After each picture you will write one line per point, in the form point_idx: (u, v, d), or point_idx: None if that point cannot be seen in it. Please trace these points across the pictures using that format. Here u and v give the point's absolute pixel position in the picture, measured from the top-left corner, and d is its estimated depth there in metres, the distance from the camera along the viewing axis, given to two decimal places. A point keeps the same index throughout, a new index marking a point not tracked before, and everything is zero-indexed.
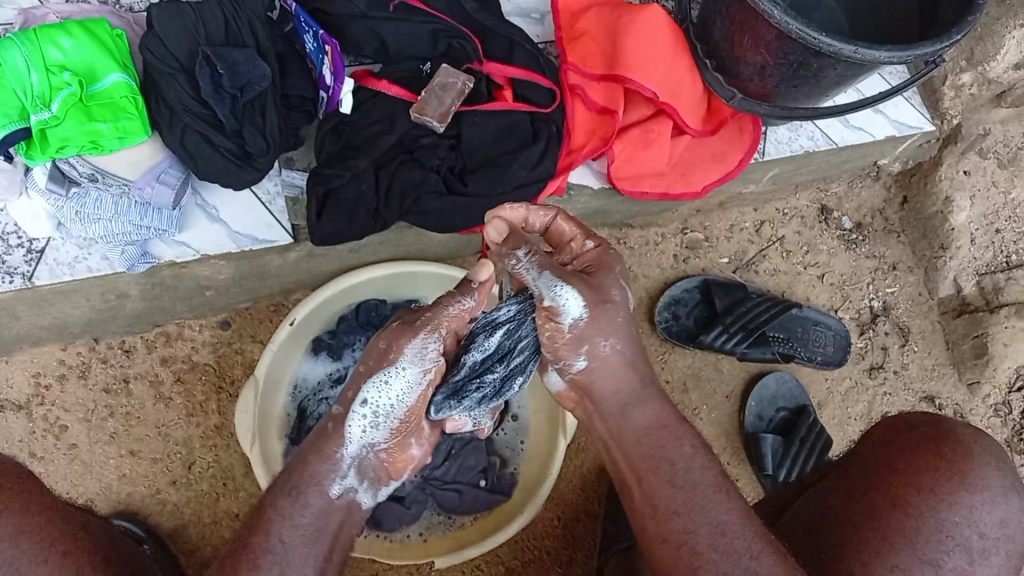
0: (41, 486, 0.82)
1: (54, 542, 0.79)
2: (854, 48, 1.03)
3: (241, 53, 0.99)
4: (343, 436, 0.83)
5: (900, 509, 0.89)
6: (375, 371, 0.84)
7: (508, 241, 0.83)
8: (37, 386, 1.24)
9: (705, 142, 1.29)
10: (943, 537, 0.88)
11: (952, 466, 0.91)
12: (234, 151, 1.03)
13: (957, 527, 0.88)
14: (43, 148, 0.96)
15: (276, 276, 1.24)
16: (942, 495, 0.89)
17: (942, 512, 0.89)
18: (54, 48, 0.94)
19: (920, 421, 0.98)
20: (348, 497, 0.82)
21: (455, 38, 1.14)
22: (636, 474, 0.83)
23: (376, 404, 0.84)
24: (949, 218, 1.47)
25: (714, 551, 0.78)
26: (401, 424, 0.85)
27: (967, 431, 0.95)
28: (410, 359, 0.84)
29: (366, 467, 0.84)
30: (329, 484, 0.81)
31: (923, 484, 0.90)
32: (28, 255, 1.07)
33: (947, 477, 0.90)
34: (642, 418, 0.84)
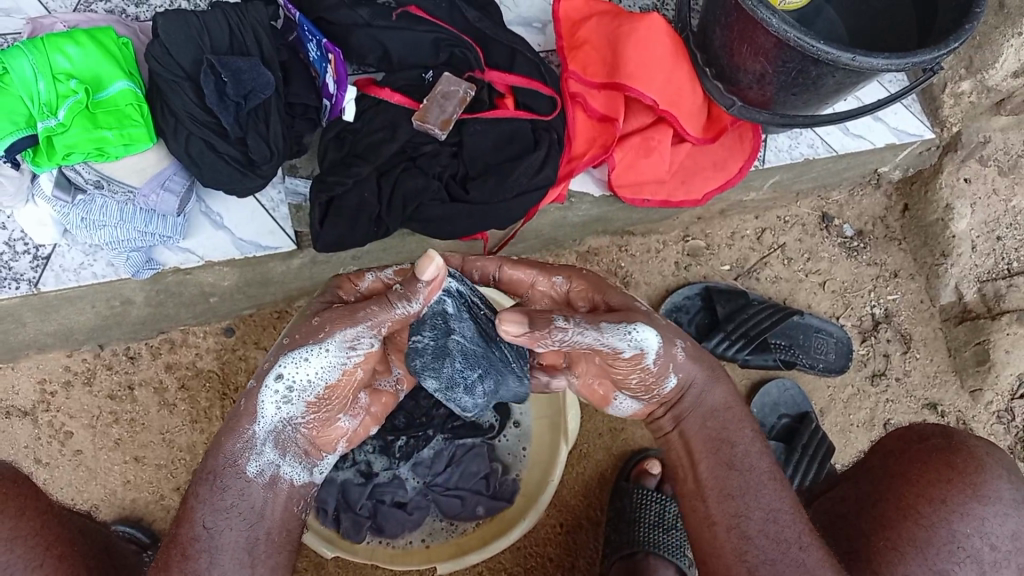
0: (37, 491, 0.83)
1: (48, 546, 0.80)
2: (852, 56, 1.03)
3: (245, 61, 1.00)
4: (256, 412, 0.83)
5: (910, 519, 0.90)
6: (297, 346, 0.82)
7: (539, 323, 0.82)
8: (43, 393, 1.24)
9: (705, 149, 1.30)
10: (955, 548, 0.88)
11: (964, 477, 0.91)
12: (238, 158, 1.05)
13: (969, 538, 0.88)
14: (49, 156, 0.97)
15: (280, 283, 1.25)
16: (953, 506, 0.89)
17: (953, 523, 0.89)
18: (60, 56, 0.95)
19: (932, 432, 0.97)
20: (270, 475, 0.83)
21: (457, 47, 1.16)
22: (692, 458, 0.89)
23: (292, 379, 0.82)
24: (950, 226, 1.48)
25: (763, 536, 0.83)
26: (317, 399, 0.84)
27: (978, 443, 0.95)
28: (336, 341, 0.82)
29: (285, 442, 0.84)
30: (245, 463, 0.82)
31: (935, 494, 0.90)
32: (34, 261, 1.08)
33: (959, 489, 0.90)
34: (710, 401, 0.89)
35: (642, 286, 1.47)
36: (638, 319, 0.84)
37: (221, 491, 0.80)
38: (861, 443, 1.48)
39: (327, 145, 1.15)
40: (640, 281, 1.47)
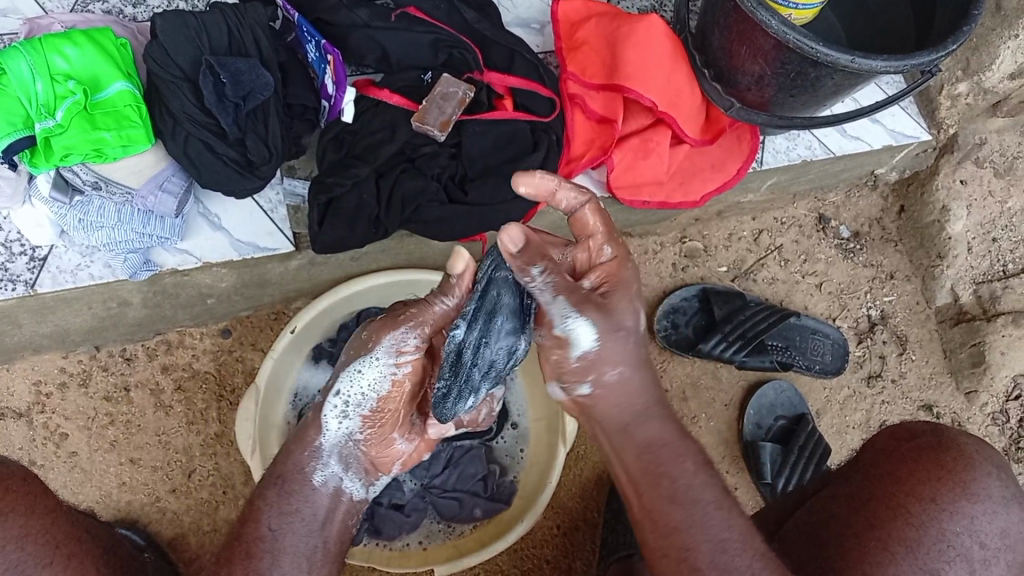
0: (45, 489, 0.83)
1: (59, 544, 0.79)
2: (851, 57, 1.04)
3: (244, 62, 1.00)
4: (321, 427, 0.92)
5: (900, 518, 0.89)
6: (350, 363, 0.91)
7: (523, 253, 0.79)
8: (38, 394, 1.24)
9: (703, 151, 1.30)
10: (944, 547, 0.87)
11: (953, 476, 0.91)
12: (237, 159, 1.04)
13: (958, 536, 0.88)
14: (47, 156, 0.96)
15: (278, 284, 1.25)
16: (943, 504, 0.89)
17: (943, 522, 0.88)
18: (59, 56, 0.95)
19: (923, 430, 0.98)
20: (333, 486, 0.90)
21: (456, 48, 1.15)
22: (636, 488, 0.84)
23: (348, 394, 0.92)
24: (946, 228, 1.48)
25: (715, 569, 0.78)
26: (373, 413, 0.93)
27: (968, 440, 0.95)
28: (383, 350, 0.90)
29: (348, 457, 0.92)
30: (312, 473, 0.89)
31: (924, 493, 0.90)
32: (30, 262, 1.07)
33: (948, 487, 0.90)
34: (643, 434, 0.85)
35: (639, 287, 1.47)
36: (586, 315, 0.83)
37: (289, 497, 0.86)
38: (857, 444, 1.48)
39: (325, 147, 1.14)
40: None
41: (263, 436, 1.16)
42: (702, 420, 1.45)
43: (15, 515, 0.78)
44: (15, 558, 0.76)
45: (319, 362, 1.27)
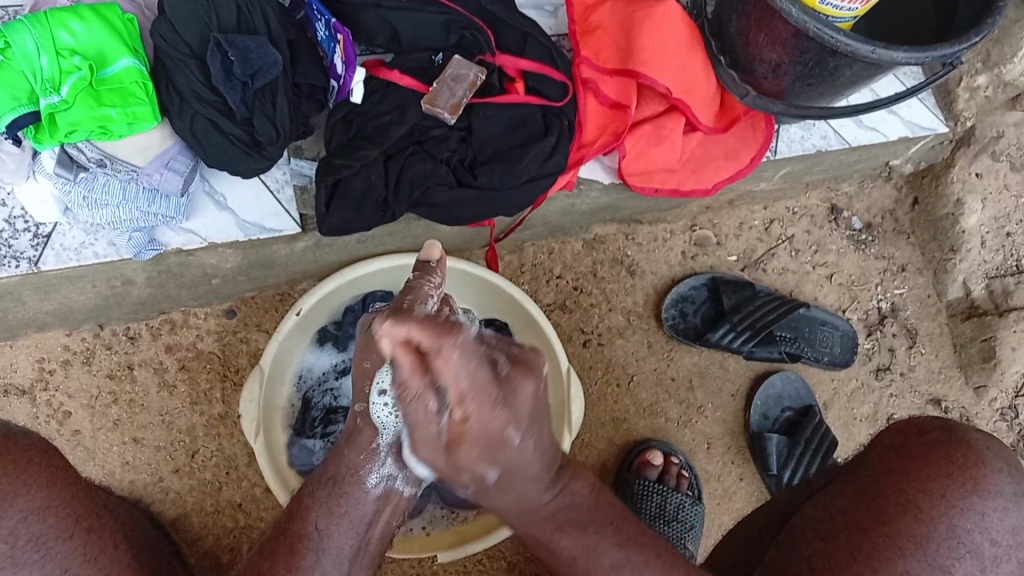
0: (66, 463, 0.83)
1: (79, 518, 0.79)
2: (872, 48, 1.01)
3: (253, 41, 0.98)
4: (376, 427, 0.87)
5: (909, 514, 0.88)
6: (382, 362, 0.86)
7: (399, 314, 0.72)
8: (41, 371, 1.23)
9: (717, 138, 1.28)
10: (955, 544, 0.87)
11: (964, 472, 0.90)
12: (244, 138, 1.03)
13: (969, 533, 0.87)
14: (52, 133, 0.95)
15: (283, 266, 1.23)
16: (953, 500, 0.88)
17: (954, 518, 0.87)
18: (64, 31, 0.93)
19: (932, 426, 0.97)
20: (385, 487, 0.88)
21: (468, 30, 1.13)
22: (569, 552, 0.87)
23: (394, 393, 0.87)
24: (960, 221, 1.46)
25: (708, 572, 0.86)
26: (423, 402, 0.88)
27: (979, 436, 0.94)
28: (415, 337, 0.85)
29: (401, 458, 0.89)
30: (368, 475, 0.87)
31: (934, 489, 0.89)
32: (34, 239, 1.06)
33: (959, 483, 0.89)
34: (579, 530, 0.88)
35: (648, 275, 1.46)
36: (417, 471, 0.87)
37: (340, 499, 0.86)
38: (865, 437, 1.47)
39: (333, 127, 1.13)
40: (646, 270, 1.46)
41: (266, 419, 1.16)
42: (709, 409, 1.44)
43: (36, 487, 0.78)
44: (35, 530, 0.76)
45: (324, 345, 1.25)
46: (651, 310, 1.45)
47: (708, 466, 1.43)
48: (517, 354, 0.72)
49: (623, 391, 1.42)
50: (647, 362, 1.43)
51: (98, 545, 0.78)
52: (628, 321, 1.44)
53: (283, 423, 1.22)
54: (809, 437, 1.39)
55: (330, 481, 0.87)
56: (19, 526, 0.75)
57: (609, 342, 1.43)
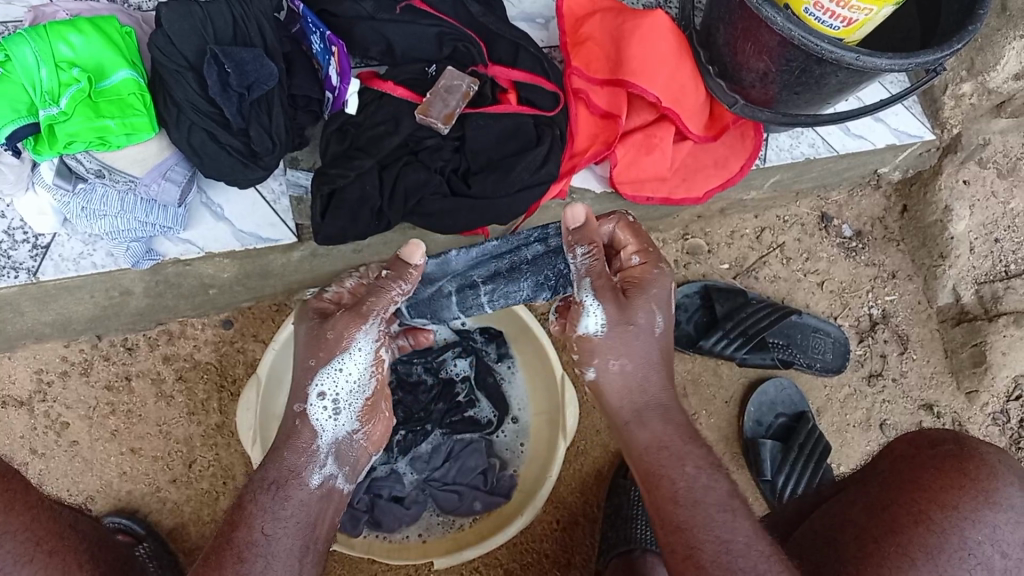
0: (27, 485, 0.82)
1: (40, 540, 0.80)
2: (855, 55, 1.04)
3: (249, 53, 1.00)
4: (314, 430, 0.90)
5: (921, 525, 0.88)
6: (327, 362, 0.90)
7: (577, 232, 0.92)
8: (39, 382, 1.24)
9: (707, 147, 1.30)
10: (965, 555, 0.86)
11: (976, 484, 0.90)
12: (240, 149, 1.04)
13: (980, 545, 0.87)
14: (51, 143, 0.96)
15: (280, 275, 1.25)
16: (965, 512, 0.88)
17: (965, 530, 0.87)
18: (64, 44, 0.95)
19: (943, 438, 0.97)
20: (329, 485, 0.89)
21: (461, 41, 1.15)
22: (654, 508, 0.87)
23: (333, 395, 0.91)
24: (949, 227, 1.48)
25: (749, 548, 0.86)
26: (363, 405, 0.92)
27: (988, 449, 0.95)
28: (360, 342, 0.91)
29: (342, 454, 0.91)
30: (308, 475, 0.88)
31: (947, 501, 0.89)
32: (33, 250, 1.07)
33: (971, 495, 0.89)
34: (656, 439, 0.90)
35: None
36: (601, 300, 0.93)
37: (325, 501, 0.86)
38: (857, 443, 1.48)
39: (329, 138, 1.15)
40: None
41: (264, 427, 1.17)
42: (703, 416, 1.43)
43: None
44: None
45: None
46: None
47: None
48: (638, 275, 0.95)
49: None
50: None
51: (58, 567, 0.80)
52: None
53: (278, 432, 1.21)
54: (804, 442, 1.39)
55: (273, 484, 0.86)
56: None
57: None
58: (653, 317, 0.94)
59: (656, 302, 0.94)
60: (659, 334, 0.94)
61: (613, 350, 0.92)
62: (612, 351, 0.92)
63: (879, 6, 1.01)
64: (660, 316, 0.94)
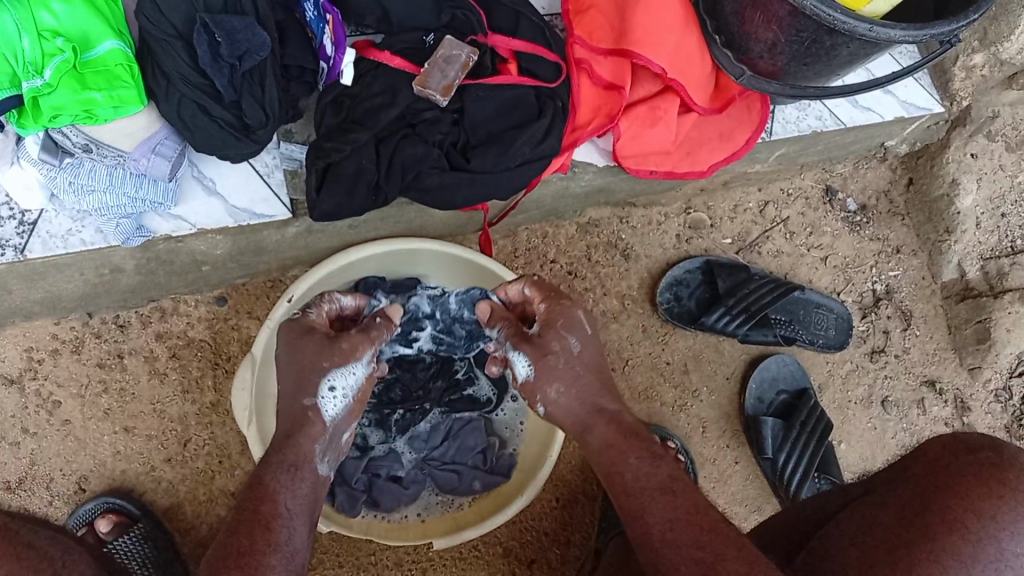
0: None
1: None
2: (868, 26, 1.01)
3: (240, 21, 0.97)
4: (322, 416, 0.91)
5: (955, 533, 0.82)
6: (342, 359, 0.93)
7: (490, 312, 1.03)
8: (30, 360, 1.22)
9: (711, 120, 1.27)
10: (999, 565, 0.82)
11: (1016, 494, 0.85)
12: (232, 122, 1.01)
13: (1016, 557, 0.82)
14: (36, 117, 0.93)
15: (274, 251, 1.21)
16: (1003, 522, 0.83)
17: (1002, 541, 0.82)
18: (46, 12, 0.91)
19: (979, 444, 0.90)
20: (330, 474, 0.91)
21: (460, 9, 1.13)
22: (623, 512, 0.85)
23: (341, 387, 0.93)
24: (955, 202, 1.46)
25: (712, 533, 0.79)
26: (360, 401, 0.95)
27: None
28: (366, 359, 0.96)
29: (336, 442, 0.93)
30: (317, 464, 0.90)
31: (984, 510, 0.84)
32: (20, 227, 1.04)
33: (1007, 505, 0.84)
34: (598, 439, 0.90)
35: (643, 259, 1.46)
36: (522, 349, 0.95)
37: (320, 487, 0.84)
38: (859, 421, 1.46)
39: (323, 110, 1.12)
40: (640, 254, 1.46)
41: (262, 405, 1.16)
42: (703, 392, 1.41)
43: None
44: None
45: None
46: (646, 294, 1.45)
47: (703, 449, 1.38)
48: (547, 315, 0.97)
49: (618, 375, 1.39)
50: (642, 346, 1.41)
51: None
52: (622, 305, 1.43)
53: None
54: (806, 419, 1.37)
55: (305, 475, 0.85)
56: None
57: (604, 326, 1.41)
58: (568, 343, 0.94)
59: (570, 327, 0.95)
60: (581, 353, 0.94)
61: (547, 381, 0.93)
62: (548, 381, 0.93)
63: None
64: (577, 341, 0.94)
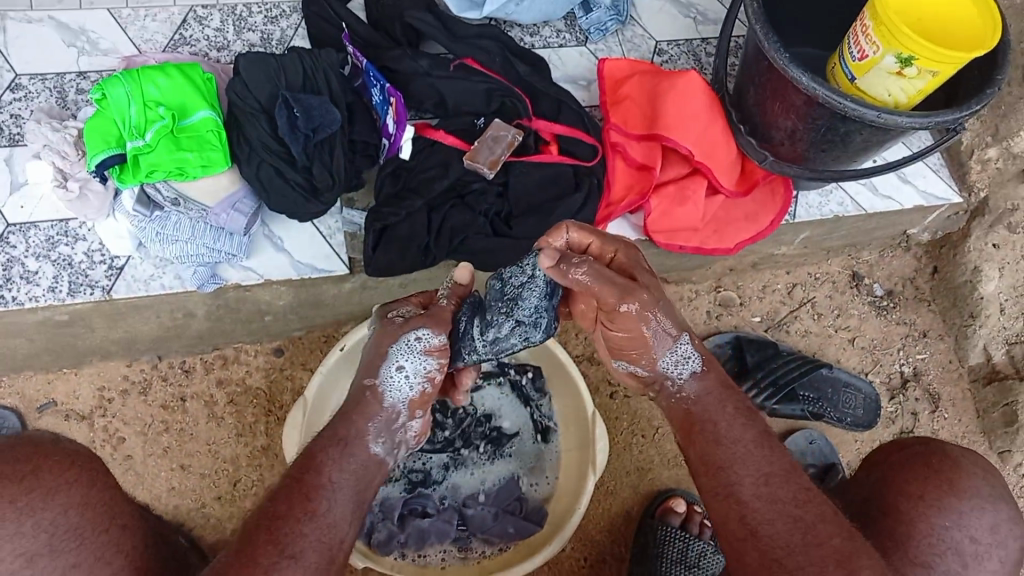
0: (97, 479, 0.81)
1: (113, 515, 0.80)
2: (877, 113, 1.10)
3: (316, 99, 1.13)
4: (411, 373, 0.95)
5: (892, 517, 0.89)
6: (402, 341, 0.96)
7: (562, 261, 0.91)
8: (101, 398, 1.32)
9: (738, 202, 1.37)
10: (935, 541, 0.87)
11: (939, 475, 0.91)
12: (303, 185, 1.14)
13: (947, 531, 0.87)
14: (133, 173, 1.08)
15: (330, 306, 1.33)
16: (930, 500, 0.89)
17: (931, 517, 0.88)
18: (152, 86, 1.09)
19: (914, 442, 0.97)
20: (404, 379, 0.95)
21: (509, 98, 1.26)
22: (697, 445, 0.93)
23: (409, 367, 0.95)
24: (978, 287, 1.52)
25: (758, 500, 0.85)
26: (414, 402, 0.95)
27: (958, 451, 0.95)
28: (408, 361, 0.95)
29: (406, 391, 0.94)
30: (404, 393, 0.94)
31: (915, 491, 0.90)
32: (109, 270, 1.17)
33: (936, 484, 0.91)
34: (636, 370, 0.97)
35: None
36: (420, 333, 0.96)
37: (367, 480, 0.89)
38: None
39: (383, 180, 1.24)
40: None
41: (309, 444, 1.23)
42: None
43: (79, 485, 0.80)
44: (73, 523, 0.78)
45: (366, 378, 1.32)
46: None
47: None
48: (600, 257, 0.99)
49: (648, 441, 1.43)
50: None
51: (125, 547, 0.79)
52: None
53: None
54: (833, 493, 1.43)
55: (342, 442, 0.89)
56: (59, 517, 0.77)
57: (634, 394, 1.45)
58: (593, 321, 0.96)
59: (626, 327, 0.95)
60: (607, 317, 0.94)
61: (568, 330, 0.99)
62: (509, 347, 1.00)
63: (884, 45, 1.07)
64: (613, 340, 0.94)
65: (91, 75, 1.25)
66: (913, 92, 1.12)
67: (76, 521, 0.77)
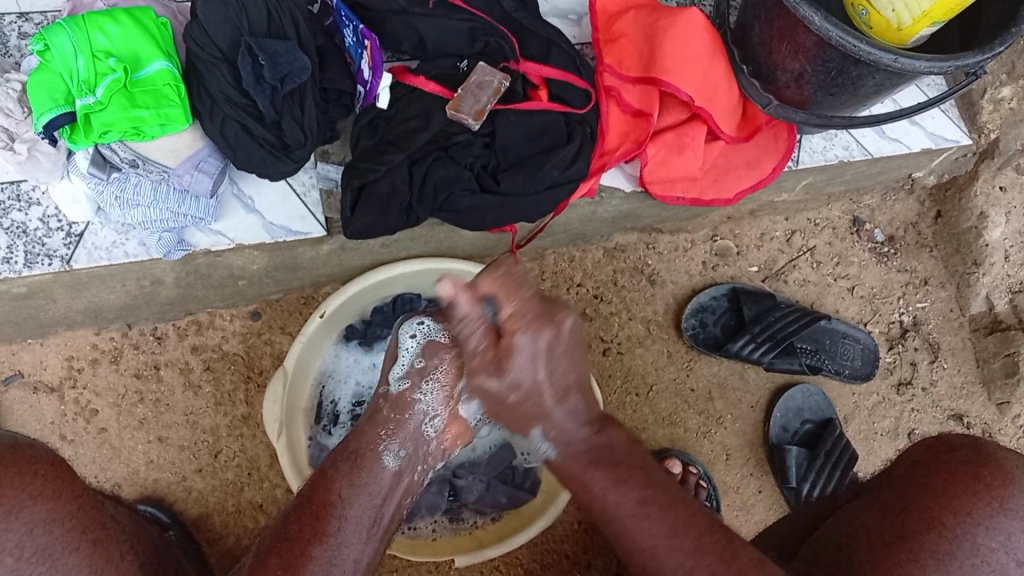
0: (73, 474, 0.82)
1: (85, 529, 0.78)
2: (894, 57, 1.02)
3: (283, 45, 1.01)
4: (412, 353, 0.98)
5: (934, 531, 0.85)
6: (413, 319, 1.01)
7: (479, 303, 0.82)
8: (71, 368, 1.25)
9: (739, 149, 1.29)
10: (979, 562, 0.83)
11: (990, 490, 0.87)
12: (273, 142, 1.06)
13: (994, 553, 0.83)
14: (87, 133, 0.99)
15: (308, 268, 1.25)
16: (979, 519, 0.85)
17: (978, 536, 0.84)
18: (100, 34, 0.97)
19: (961, 442, 0.94)
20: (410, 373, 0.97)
21: (493, 37, 1.15)
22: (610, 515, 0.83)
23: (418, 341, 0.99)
24: (983, 234, 1.46)
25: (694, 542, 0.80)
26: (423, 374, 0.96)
27: (1008, 455, 0.91)
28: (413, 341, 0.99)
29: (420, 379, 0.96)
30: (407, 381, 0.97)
31: (960, 506, 0.86)
32: (67, 238, 1.09)
33: (986, 502, 0.86)
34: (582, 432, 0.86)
35: (668, 284, 1.46)
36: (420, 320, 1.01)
37: (359, 472, 0.87)
38: (885, 453, 1.47)
39: (360, 133, 1.14)
40: (666, 280, 1.46)
41: (289, 417, 1.17)
42: (727, 420, 1.44)
43: (46, 499, 0.77)
44: (41, 543, 0.75)
45: (350, 342, 1.28)
46: (671, 320, 1.45)
47: (726, 477, 1.43)
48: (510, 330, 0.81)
49: (642, 400, 1.42)
50: (666, 372, 1.43)
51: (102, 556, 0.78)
52: (648, 330, 1.44)
53: (306, 421, 1.25)
54: (830, 451, 1.39)
55: (351, 455, 0.89)
56: (26, 538, 0.74)
57: (628, 351, 1.43)
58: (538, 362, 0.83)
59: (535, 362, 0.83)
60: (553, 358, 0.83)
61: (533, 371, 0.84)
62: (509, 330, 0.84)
63: None
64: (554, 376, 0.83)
65: (34, 18, 1.14)
66: (917, 11, 1.01)
67: (46, 541, 0.75)
